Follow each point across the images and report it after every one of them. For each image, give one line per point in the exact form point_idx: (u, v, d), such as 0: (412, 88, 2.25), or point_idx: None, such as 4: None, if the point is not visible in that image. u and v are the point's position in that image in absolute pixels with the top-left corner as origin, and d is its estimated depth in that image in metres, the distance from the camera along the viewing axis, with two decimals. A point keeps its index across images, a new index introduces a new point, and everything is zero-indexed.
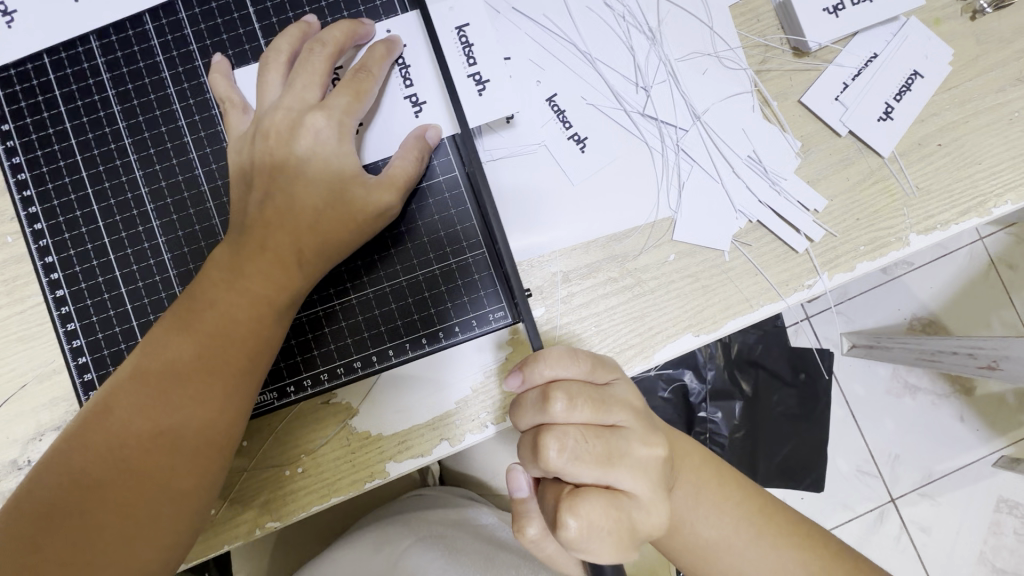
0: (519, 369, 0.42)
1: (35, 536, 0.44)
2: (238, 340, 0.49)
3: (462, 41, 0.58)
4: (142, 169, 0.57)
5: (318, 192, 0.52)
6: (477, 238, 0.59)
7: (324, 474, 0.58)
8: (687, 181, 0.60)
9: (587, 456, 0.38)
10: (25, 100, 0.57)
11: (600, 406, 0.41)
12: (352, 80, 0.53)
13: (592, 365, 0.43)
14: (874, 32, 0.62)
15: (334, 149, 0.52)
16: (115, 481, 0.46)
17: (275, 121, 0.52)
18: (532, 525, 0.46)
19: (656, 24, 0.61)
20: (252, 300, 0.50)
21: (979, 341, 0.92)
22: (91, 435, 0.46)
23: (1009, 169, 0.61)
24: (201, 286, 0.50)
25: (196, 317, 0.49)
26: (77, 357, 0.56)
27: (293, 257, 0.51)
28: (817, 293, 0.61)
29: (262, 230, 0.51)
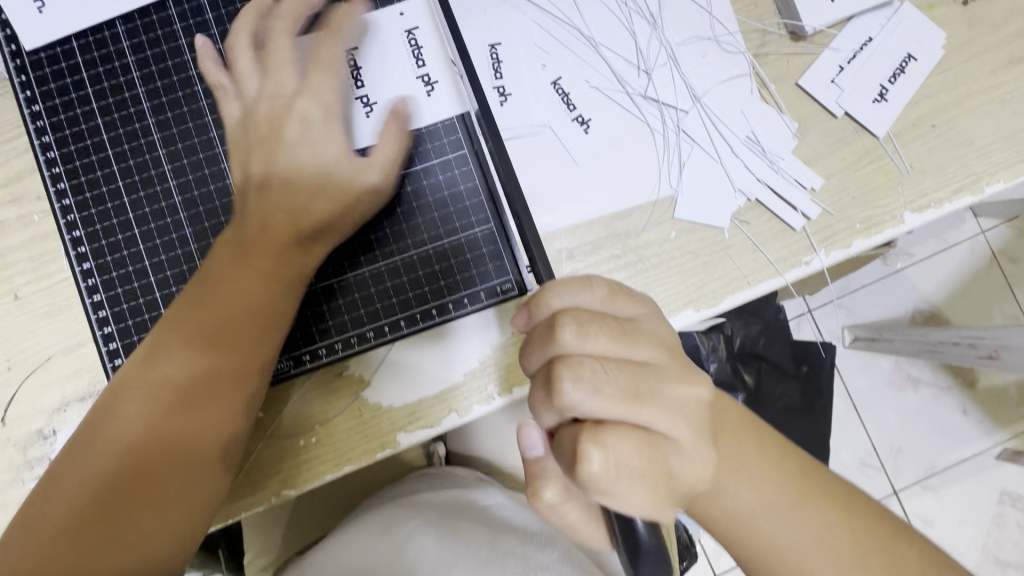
0: (527, 306, 0.44)
1: (68, 502, 0.46)
2: (251, 310, 0.52)
3: (494, 58, 0.62)
4: (165, 148, 0.59)
5: (311, 170, 0.54)
6: (485, 214, 0.61)
7: (337, 444, 0.60)
8: (688, 160, 0.62)
9: (609, 389, 0.39)
10: (53, 82, 0.59)
11: (619, 338, 0.41)
12: (321, 55, 0.55)
13: (607, 294, 0.44)
14: (870, 16, 0.64)
15: (321, 128, 0.55)
16: (141, 447, 0.48)
17: (262, 110, 0.55)
18: (550, 488, 0.45)
19: (657, 10, 0.63)
20: (263, 271, 0.52)
21: (980, 332, 0.94)
22: (118, 406, 0.49)
23: (1001, 150, 0.63)
24: (216, 262, 0.53)
25: (210, 291, 0.52)
26: (103, 327, 0.58)
27: (289, 233, 0.53)
28: (813, 270, 0.63)
29: (262, 210, 0.53)
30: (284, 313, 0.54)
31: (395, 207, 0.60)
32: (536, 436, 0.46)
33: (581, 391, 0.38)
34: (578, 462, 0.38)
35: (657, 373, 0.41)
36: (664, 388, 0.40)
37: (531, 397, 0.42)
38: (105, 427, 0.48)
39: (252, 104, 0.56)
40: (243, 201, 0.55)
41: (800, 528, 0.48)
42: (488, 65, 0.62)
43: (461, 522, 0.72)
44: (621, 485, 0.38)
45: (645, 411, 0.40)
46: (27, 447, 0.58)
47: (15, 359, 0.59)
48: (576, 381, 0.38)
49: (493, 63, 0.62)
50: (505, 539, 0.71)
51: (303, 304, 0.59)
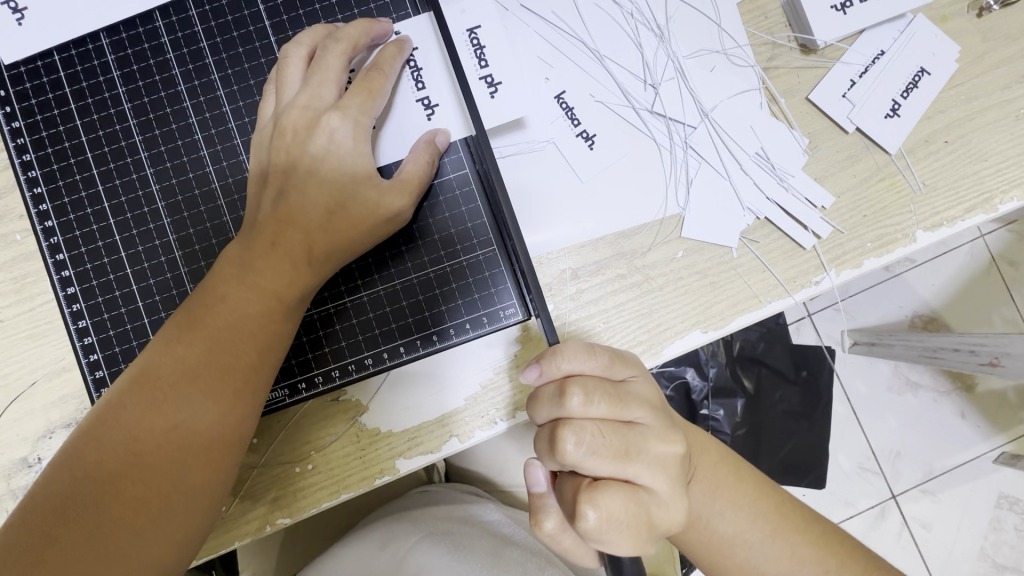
0: (538, 362, 0.41)
1: (51, 531, 0.44)
2: (250, 334, 0.50)
3: (474, 43, 0.58)
4: (153, 166, 0.57)
5: (326, 194, 0.52)
6: (487, 236, 0.59)
7: (334, 470, 0.58)
8: (695, 177, 0.61)
9: (605, 451, 0.38)
10: (35, 98, 0.57)
11: (618, 401, 0.40)
12: (366, 81, 0.53)
13: (609, 360, 0.43)
14: (882, 29, 0.62)
15: (350, 148, 0.52)
16: (128, 476, 0.46)
17: (291, 118, 0.52)
18: (550, 520, 0.45)
19: (664, 22, 0.61)
20: (261, 294, 0.50)
21: (981, 337, 0.92)
22: (106, 431, 0.47)
23: (1014, 166, 0.61)
24: (214, 282, 0.51)
25: (208, 312, 0.49)
26: (89, 354, 0.56)
27: (305, 255, 0.51)
28: (824, 290, 0.61)
29: (274, 226, 0.51)
30: (285, 333, 0.52)
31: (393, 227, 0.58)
32: (541, 474, 0.46)
33: (581, 453, 0.37)
34: (574, 517, 0.38)
35: (645, 433, 0.40)
36: (650, 446, 0.40)
37: (536, 446, 0.42)
38: (92, 451, 0.46)
39: (285, 111, 0.53)
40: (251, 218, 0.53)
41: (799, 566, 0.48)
42: (470, 52, 0.58)
43: (466, 535, 0.71)
44: (610, 538, 0.38)
45: (637, 468, 0.39)
46: (10, 477, 0.56)
47: None
48: (577, 444, 0.37)
49: (475, 49, 0.58)
50: (511, 553, 0.69)
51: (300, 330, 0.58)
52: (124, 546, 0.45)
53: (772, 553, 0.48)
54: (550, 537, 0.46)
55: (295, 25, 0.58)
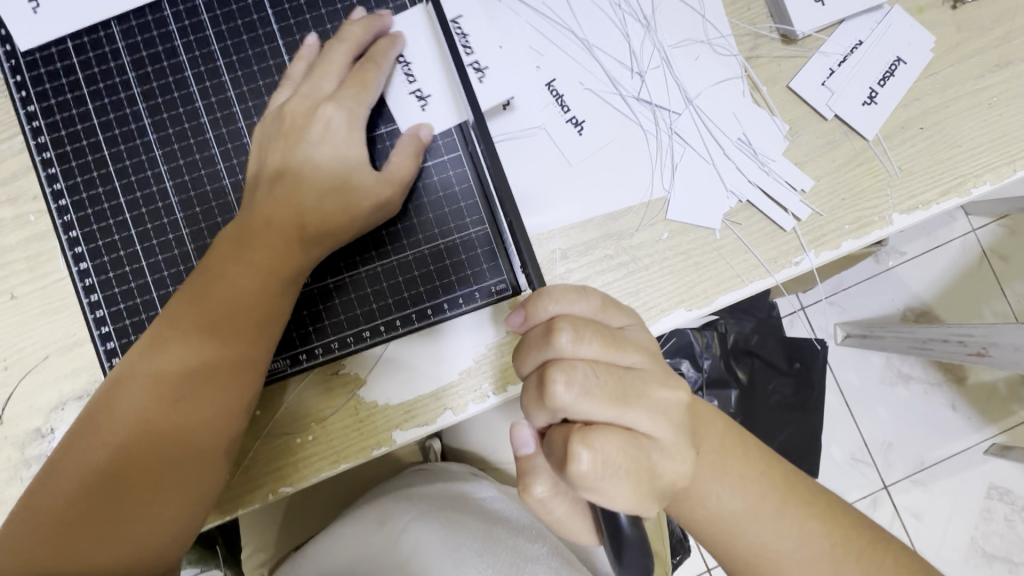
0: (523, 308, 0.44)
1: (68, 493, 0.47)
2: (250, 306, 0.52)
3: (460, 36, 0.60)
4: (161, 148, 0.59)
5: (327, 175, 0.55)
6: (480, 215, 0.61)
7: (333, 442, 0.60)
8: (680, 162, 0.63)
9: (599, 391, 0.40)
10: (48, 82, 0.59)
11: (610, 342, 0.42)
12: (352, 74, 0.56)
13: (601, 304, 0.45)
14: (860, 19, 0.65)
15: (343, 137, 0.56)
16: (139, 442, 0.49)
17: (328, 111, 0.55)
18: (540, 483, 0.46)
19: (650, 12, 0.64)
20: (257, 266, 0.53)
21: (969, 328, 0.95)
22: (118, 399, 0.49)
23: (987, 152, 0.64)
24: (217, 258, 0.53)
25: (211, 285, 0.52)
26: (99, 327, 0.59)
27: (298, 230, 0.54)
28: (804, 270, 0.64)
29: (271, 204, 0.54)
30: (283, 305, 0.54)
31: (406, 204, 0.61)
32: (528, 434, 0.47)
33: (573, 394, 0.39)
34: (567, 461, 0.38)
35: (644, 377, 0.42)
36: (650, 392, 0.41)
37: (524, 399, 0.43)
38: (103, 421, 0.49)
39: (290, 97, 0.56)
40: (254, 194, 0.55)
41: (774, 528, 0.50)
42: (462, 49, 0.61)
43: (459, 514, 0.73)
44: (608, 486, 0.39)
45: (635, 411, 0.41)
46: (25, 446, 0.59)
47: (11, 358, 0.59)
48: (567, 383, 0.39)
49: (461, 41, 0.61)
50: (499, 531, 0.72)
51: (300, 304, 0.60)
52: (138, 508, 0.48)
53: (755, 518, 0.51)
54: (540, 501, 0.47)
55: (297, 14, 0.60)
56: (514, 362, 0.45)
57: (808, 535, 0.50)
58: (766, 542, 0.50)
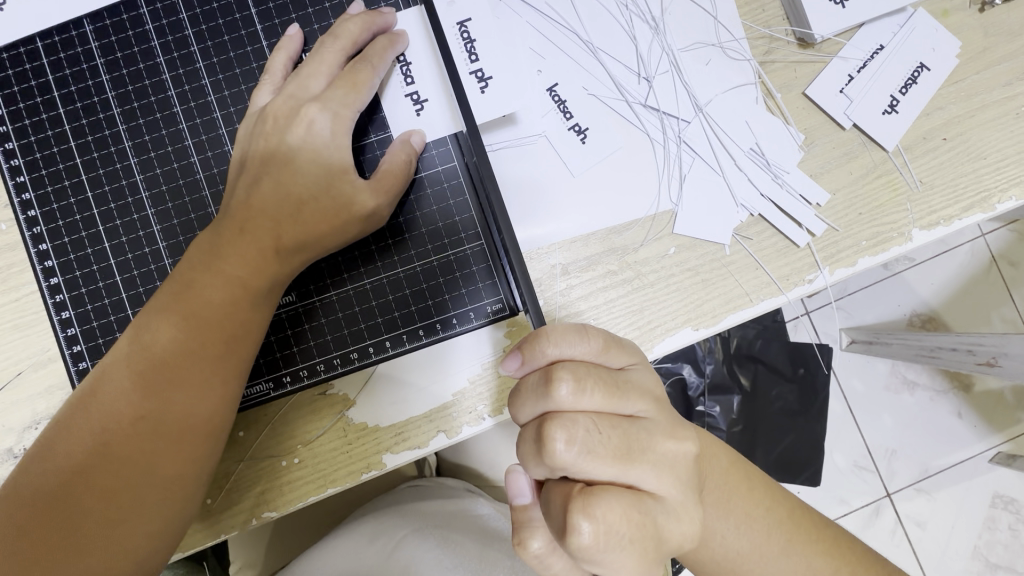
0: (520, 350, 0.41)
1: (24, 520, 0.44)
2: (219, 321, 0.49)
3: (464, 37, 0.57)
4: (137, 156, 0.56)
5: (304, 184, 0.51)
6: (476, 230, 0.58)
7: (320, 465, 0.57)
8: (689, 173, 0.60)
9: (601, 450, 0.37)
10: (17, 85, 0.56)
11: (613, 392, 0.39)
12: (344, 74, 0.52)
13: (604, 345, 0.42)
14: (881, 23, 0.61)
15: (327, 141, 0.51)
16: (99, 467, 0.45)
17: (310, 111, 0.51)
18: (536, 537, 0.43)
19: (659, 13, 0.60)
20: (227, 280, 0.49)
21: (980, 337, 0.92)
22: (77, 420, 0.46)
23: (1013, 165, 0.60)
24: (184, 272, 0.50)
25: (177, 299, 0.49)
26: (72, 346, 0.56)
27: (276, 243, 0.50)
28: (818, 288, 0.60)
29: (243, 213, 0.50)
30: (260, 321, 0.51)
31: (399, 215, 0.57)
32: (524, 483, 0.44)
33: (574, 453, 0.36)
34: (566, 532, 0.35)
35: (648, 428, 0.39)
36: (655, 445, 0.38)
37: (520, 449, 0.40)
38: (68, 439, 0.46)
39: (275, 97, 0.53)
40: (230, 205, 0.52)
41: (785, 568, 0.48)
42: (460, 46, 0.57)
43: (456, 530, 0.71)
44: (610, 556, 0.36)
45: (638, 469, 0.37)
46: None
47: None
48: (568, 442, 0.36)
49: (464, 43, 0.57)
50: (495, 553, 0.69)
51: (284, 322, 0.57)
52: (105, 533, 0.45)
53: (765, 557, 0.48)
54: (537, 557, 0.43)
55: (283, 13, 0.57)
56: (510, 406, 0.42)
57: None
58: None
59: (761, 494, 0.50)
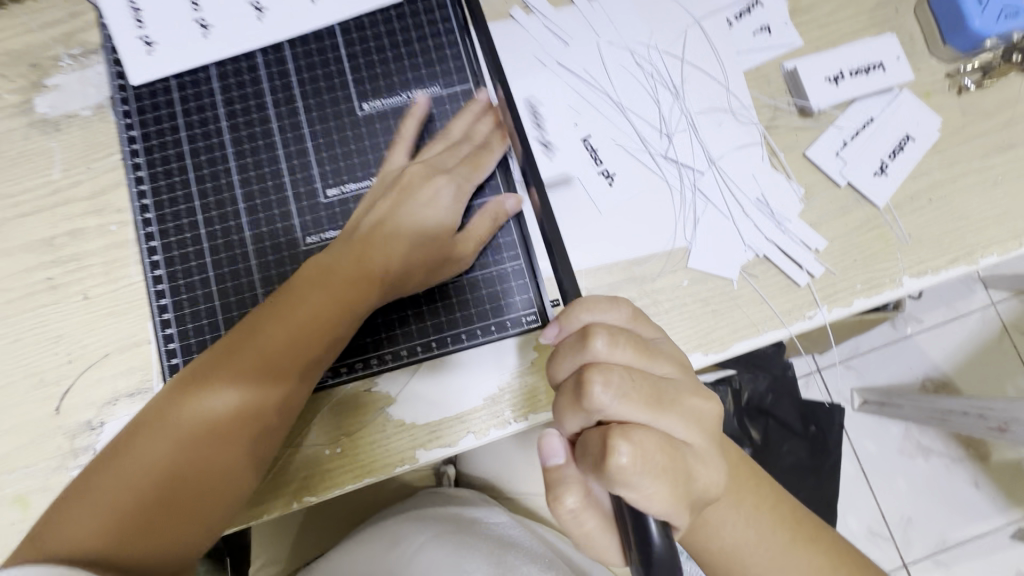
0: (558, 321, 0.46)
1: (116, 481, 0.51)
2: (309, 343, 0.57)
3: (535, 115, 0.70)
4: (239, 174, 0.67)
5: (412, 235, 0.61)
6: (516, 250, 0.67)
7: (360, 456, 0.64)
8: (702, 216, 0.68)
9: (634, 393, 0.39)
10: (151, 113, 0.69)
11: (643, 350, 0.43)
12: (474, 160, 0.65)
13: (631, 314, 0.47)
14: (872, 99, 0.71)
15: (444, 208, 0.63)
16: (189, 448, 0.52)
17: (427, 178, 0.63)
18: (571, 494, 0.43)
19: (679, 82, 0.71)
20: (319, 304, 0.58)
21: (990, 405, 1.00)
22: (183, 400, 0.54)
23: (993, 225, 0.68)
24: (293, 290, 0.58)
25: (283, 312, 0.57)
26: (165, 328, 0.65)
27: (365, 280, 0.60)
28: (817, 324, 0.67)
29: (352, 255, 0.60)
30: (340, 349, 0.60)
31: None
32: (559, 443, 0.43)
33: (610, 393, 0.39)
34: (605, 456, 0.37)
35: (677, 385, 0.42)
36: (685, 398, 0.41)
37: (557, 404, 0.42)
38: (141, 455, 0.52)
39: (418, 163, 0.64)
40: (344, 241, 0.61)
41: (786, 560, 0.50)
42: (530, 121, 0.69)
43: (468, 537, 0.74)
44: (645, 482, 0.37)
45: (670, 414, 0.40)
46: (74, 437, 0.63)
47: (76, 354, 0.65)
48: (605, 383, 0.39)
49: (535, 118, 0.70)
50: (513, 560, 0.71)
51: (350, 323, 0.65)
52: (161, 542, 0.51)
53: (771, 549, 0.49)
54: (571, 513, 0.43)
55: (369, 68, 0.69)
56: (548, 370, 0.44)
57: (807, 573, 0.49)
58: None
59: (780, 514, 0.51)
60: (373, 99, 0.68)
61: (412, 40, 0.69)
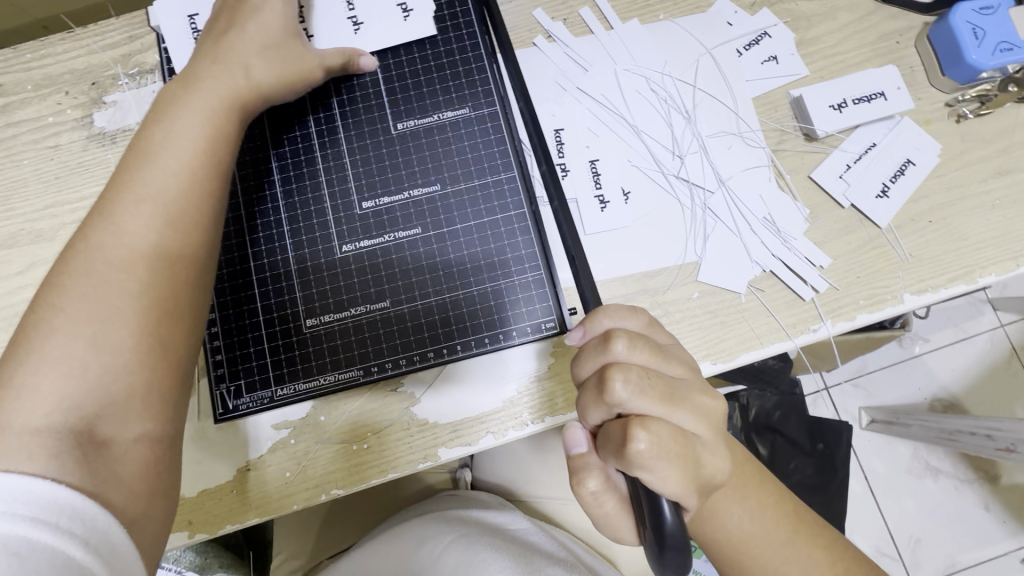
0: (582, 324, 0.50)
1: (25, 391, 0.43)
2: (197, 178, 0.54)
3: (557, 140, 0.74)
4: (282, 186, 0.70)
5: (219, 95, 0.59)
6: (538, 261, 0.70)
7: (385, 451, 0.67)
8: (712, 233, 0.72)
9: (650, 390, 0.43)
10: None
11: (658, 353, 0.46)
12: (237, 3, 0.64)
13: (647, 321, 0.51)
14: (873, 126, 0.75)
15: (252, 72, 0.62)
16: (95, 316, 0.46)
17: (235, 45, 0.61)
18: (593, 478, 0.47)
19: (692, 108, 0.76)
20: (196, 143, 0.55)
21: (998, 425, 1.00)
22: (65, 286, 0.47)
23: (992, 247, 0.71)
24: (151, 142, 0.54)
25: (145, 163, 0.53)
26: (208, 328, 0.67)
27: (230, 95, 0.60)
28: (821, 337, 0.70)
29: (188, 106, 0.57)
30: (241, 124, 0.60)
31: (479, 244, 0.70)
32: (582, 434, 0.48)
33: (629, 390, 0.42)
34: (625, 444, 0.41)
35: (688, 384, 0.46)
36: (695, 397, 0.45)
37: (580, 399, 0.46)
38: None
39: (199, 60, 0.61)
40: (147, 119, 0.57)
41: (787, 555, 0.52)
42: (552, 145, 0.74)
43: (484, 535, 0.77)
44: (659, 467, 0.41)
45: (681, 410, 0.44)
46: None
47: None
48: (624, 381, 0.42)
49: (557, 143, 0.74)
50: (534, 558, 0.73)
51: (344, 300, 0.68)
52: (108, 485, 0.43)
53: (773, 543, 0.52)
54: (593, 496, 0.47)
55: (404, 90, 0.73)
56: (571, 369, 0.49)
57: (810, 566, 0.52)
58: (773, 572, 0.52)
59: (784, 511, 0.54)
60: (407, 119, 0.72)
61: (444, 65, 0.74)
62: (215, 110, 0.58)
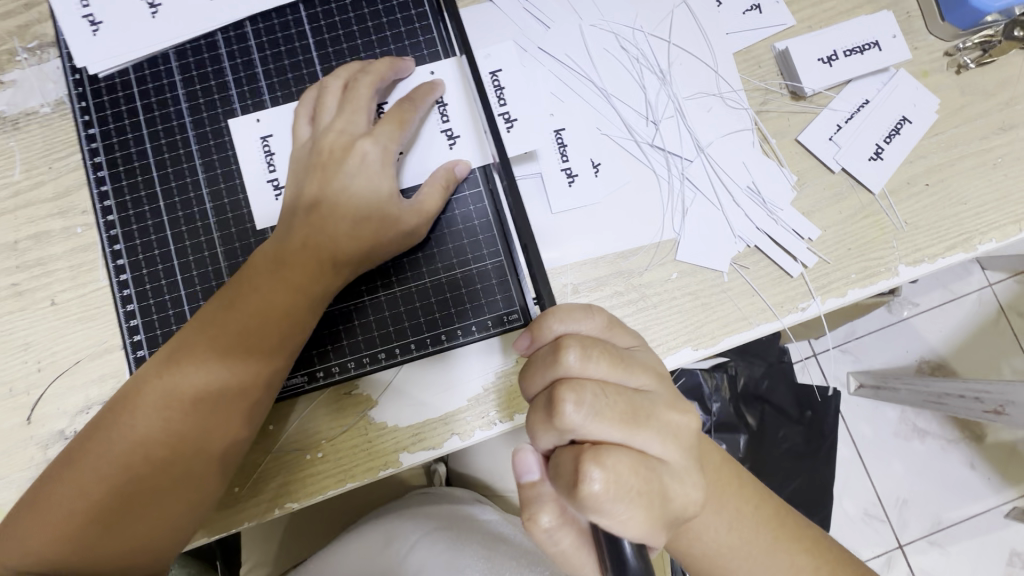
0: (529, 331, 0.44)
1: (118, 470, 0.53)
2: (282, 317, 0.57)
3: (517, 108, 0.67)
4: (207, 185, 0.65)
5: (347, 219, 0.58)
6: (497, 248, 0.65)
7: (342, 459, 0.62)
8: (690, 207, 0.66)
9: (609, 411, 0.38)
10: (110, 109, 0.67)
11: (619, 363, 0.41)
12: (346, 130, 0.60)
13: (607, 323, 0.45)
14: (866, 80, 0.68)
15: (359, 213, 0.59)
16: (168, 438, 0.54)
17: (330, 141, 0.60)
18: (546, 512, 0.42)
19: (666, 67, 0.68)
20: (286, 286, 0.57)
21: (986, 386, 0.98)
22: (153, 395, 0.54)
23: (992, 211, 0.66)
24: (259, 276, 0.57)
25: (243, 297, 0.56)
26: (133, 335, 0.63)
27: (326, 255, 0.58)
28: (810, 316, 0.65)
29: (300, 230, 0.58)
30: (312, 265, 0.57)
31: (431, 234, 0.64)
32: (532, 458, 0.43)
33: (582, 414, 0.37)
34: (577, 482, 0.36)
35: (654, 398, 0.40)
36: (659, 413, 0.40)
37: (530, 421, 0.40)
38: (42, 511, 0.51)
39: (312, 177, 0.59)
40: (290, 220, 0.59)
41: (770, 563, 0.48)
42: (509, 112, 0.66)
43: (465, 535, 0.73)
44: (618, 507, 0.36)
45: (647, 431, 0.38)
46: (48, 446, 0.61)
47: (45, 361, 0.63)
48: (577, 403, 0.37)
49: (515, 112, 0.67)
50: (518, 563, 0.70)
51: (324, 337, 0.63)
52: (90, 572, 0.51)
53: (757, 550, 0.48)
54: (547, 532, 0.42)
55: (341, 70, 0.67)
56: (520, 384, 0.43)
57: (799, 571, 0.48)
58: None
59: (768, 514, 0.50)
60: None
61: (384, 28, 0.68)
62: (297, 244, 0.58)
